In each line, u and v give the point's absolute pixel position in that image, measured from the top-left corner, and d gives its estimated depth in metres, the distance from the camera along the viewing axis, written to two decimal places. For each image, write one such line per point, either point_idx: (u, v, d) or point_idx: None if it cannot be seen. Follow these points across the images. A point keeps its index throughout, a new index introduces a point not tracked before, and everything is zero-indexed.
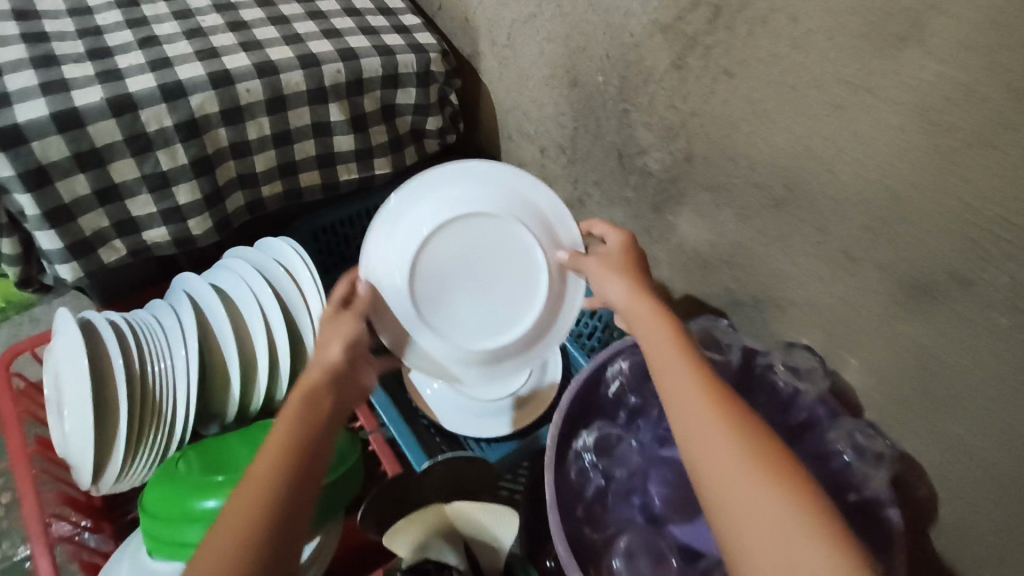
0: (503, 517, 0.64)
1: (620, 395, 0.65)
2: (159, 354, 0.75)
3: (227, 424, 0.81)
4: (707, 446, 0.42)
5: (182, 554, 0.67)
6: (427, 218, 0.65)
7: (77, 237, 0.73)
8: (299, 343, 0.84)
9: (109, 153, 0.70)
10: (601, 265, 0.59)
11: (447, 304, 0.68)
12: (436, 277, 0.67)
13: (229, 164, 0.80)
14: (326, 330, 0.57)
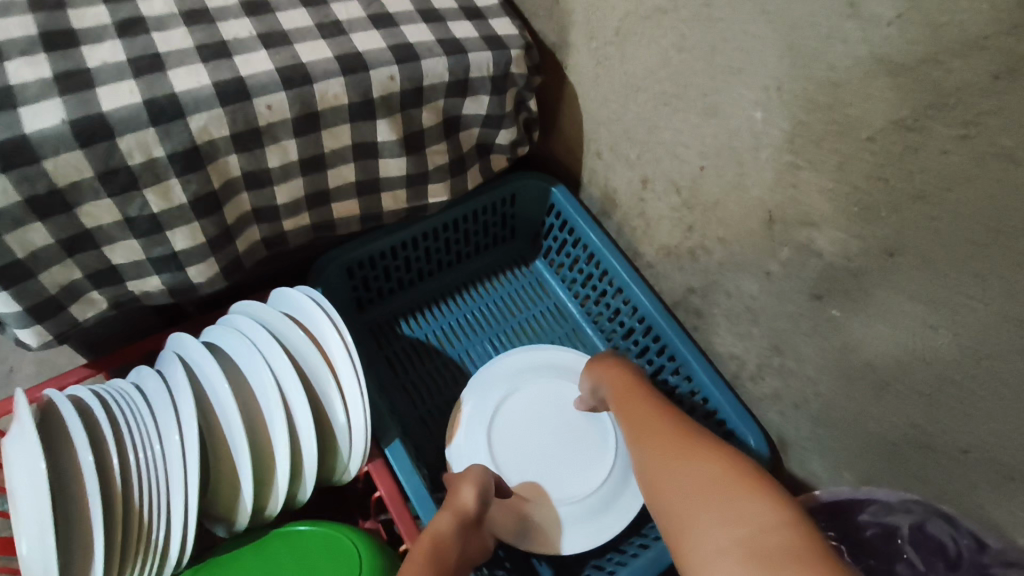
0: None
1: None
2: (146, 442, 0.58)
3: (236, 530, 0.63)
4: (651, 445, 0.52)
5: None
6: (481, 412, 0.73)
7: (39, 296, 0.54)
8: (327, 428, 0.66)
9: (76, 194, 0.51)
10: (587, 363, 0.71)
11: (546, 473, 0.70)
12: (522, 454, 0.71)
13: (243, 197, 0.60)
14: (459, 480, 0.60)
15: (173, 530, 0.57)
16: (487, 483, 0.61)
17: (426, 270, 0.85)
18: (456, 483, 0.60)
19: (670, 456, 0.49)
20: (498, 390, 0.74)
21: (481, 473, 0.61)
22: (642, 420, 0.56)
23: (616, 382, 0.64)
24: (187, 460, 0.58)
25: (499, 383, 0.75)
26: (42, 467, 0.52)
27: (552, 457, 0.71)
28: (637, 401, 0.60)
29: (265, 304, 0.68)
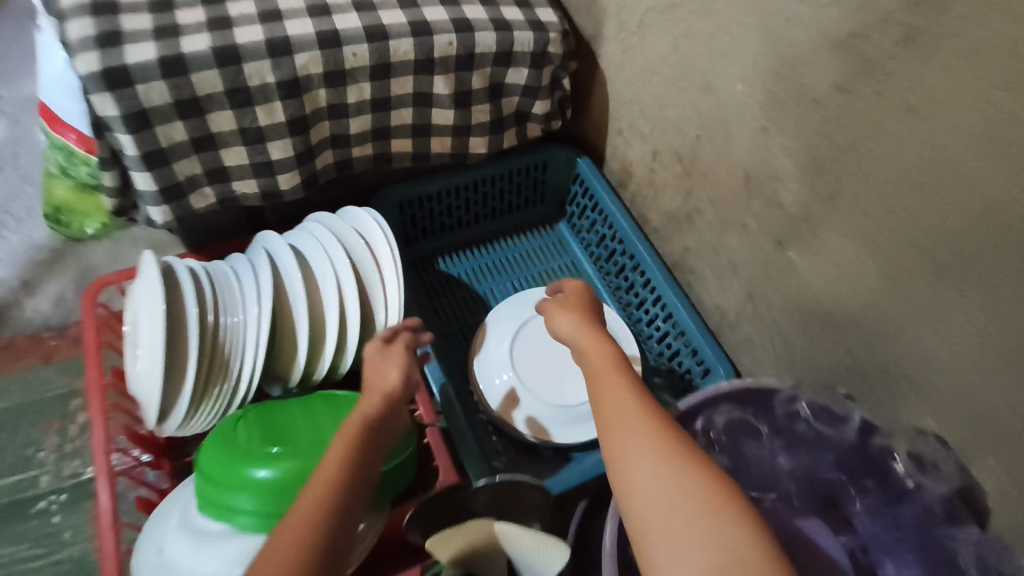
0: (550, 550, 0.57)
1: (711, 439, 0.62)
2: (232, 308, 0.74)
3: (290, 388, 0.79)
4: (614, 419, 0.48)
5: (229, 518, 0.62)
6: (500, 341, 0.87)
7: (170, 181, 0.72)
8: (371, 320, 0.81)
9: (209, 103, 0.68)
10: (556, 304, 0.62)
11: (557, 381, 0.84)
12: (534, 370, 0.85)
13: (324, 124, 0.76)
14: (373, 364, 0.62)
15: (244, 374, 0.73)
16: (401, 356, 0.62)
17: (466, 219, 0.99)
18: (371, 366, 0.61)
19: (643, 443, 0.45)
20: (513, 323, 0.88)
21: (404, 355, 0.63)
22: (606, 377, 0.52)
23: (574, 327, 0.59)
24: (260, 329, 0.73)
25: (512, 319, 0.88)
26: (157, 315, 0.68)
27: (559, 371, 0.85)
28: (601, 352, 0.55)
29: (334, 217, 0.84)
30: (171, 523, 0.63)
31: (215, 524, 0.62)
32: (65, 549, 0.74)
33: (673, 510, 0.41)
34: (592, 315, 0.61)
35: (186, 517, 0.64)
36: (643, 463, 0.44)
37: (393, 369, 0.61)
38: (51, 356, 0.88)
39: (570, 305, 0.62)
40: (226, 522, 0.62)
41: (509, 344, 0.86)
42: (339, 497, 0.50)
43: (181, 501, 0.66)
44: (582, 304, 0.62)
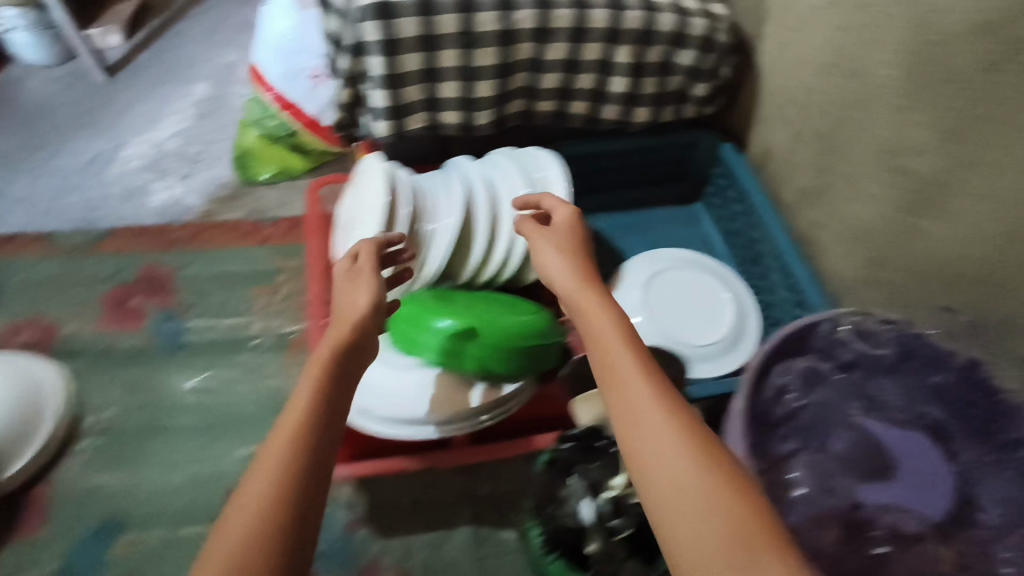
0: None
1: (831, 350, 0.67)
2: (430, 217, 0.86)
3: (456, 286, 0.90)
4: (635, 410, 0.47)
5: (414, 354, 0.76)
6: (635, 286, 0.95)
7: (397, 102, 0.89)
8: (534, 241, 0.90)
9: (441, 41, 0.85)
10: (551, 243, 0.66)
11: (684, 325, 0.92)
12: (664, 313, 0.93)
13: (520, 76, 0.91)
14: (345, 291, 0.60)
15: (428, 264, 0.85)
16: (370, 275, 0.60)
17: (615, 183, 1.10)
18: (341, 294, 0.59)
19: (679, 459, 0.44)
20: (648, 272, 0.97)
21: (372, 280, 0.60)
22: (617, 352, 0.51)
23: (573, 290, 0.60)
24: (446, 238, 0.84)
25: (646, 269, 0.97)
26: (371, 204, 0.85)
27: (687, 315, 0.93)
28: (601, 318, 0.55)
29: (521, 154, 0.92)
30: None
31: (403, 359, 0.77)
32: (266, 385, 0.89)
33: (705, 503, 0.41)
34: (580, 267, 0.63)
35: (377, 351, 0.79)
36: (659, 434, 0.45)
37: (362, 295, 0.58)
38: (268, 240, 1.05)
39: (563, 259, 0.64)
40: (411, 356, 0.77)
41: (643, 289, 0.94)
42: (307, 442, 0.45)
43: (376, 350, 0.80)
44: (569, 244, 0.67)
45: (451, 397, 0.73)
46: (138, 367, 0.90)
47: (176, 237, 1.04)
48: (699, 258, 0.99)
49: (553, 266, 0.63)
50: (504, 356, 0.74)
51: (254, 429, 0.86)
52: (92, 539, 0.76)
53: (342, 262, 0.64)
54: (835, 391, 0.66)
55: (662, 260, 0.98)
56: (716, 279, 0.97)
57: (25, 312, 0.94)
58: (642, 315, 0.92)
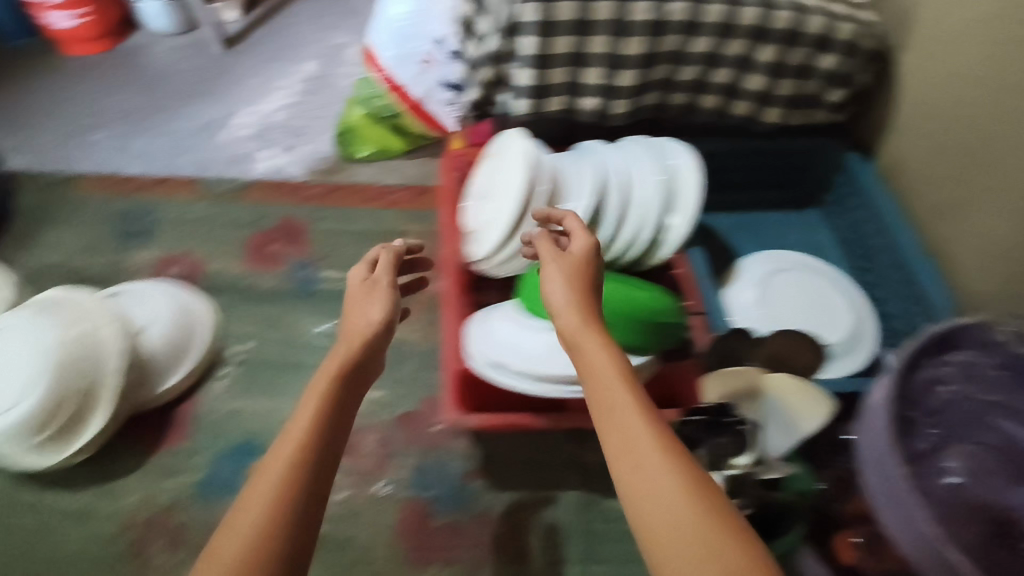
0: (811, 406, 0.71)
1: (1002, 349, 0.55)
2: (564, 195, 0.88)
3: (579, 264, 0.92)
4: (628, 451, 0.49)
5: (542, 315, 0.80)
6: (749, 283, 0.96)
7: (541, 83, 0.92)
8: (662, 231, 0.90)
9: (593, 27, 0.88)
10: (560, 260, 0.64)
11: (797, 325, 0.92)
12: (778, 312, 0.93)
13: (662, 67, 0.92)
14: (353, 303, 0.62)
15: None
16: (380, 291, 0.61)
17: (735, 184, 1.10)
18: (353, 303, 0.61)
19: (670, 502, 0.46)
20: (763, 271, 0.97)
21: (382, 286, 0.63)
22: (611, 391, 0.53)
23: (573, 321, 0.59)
24: (578, 217, 0.86)
25: (763, 267, 0.98)
26: (506, 176, 0.88)
27: (801, 317, 0.93)
28: (597, 356, 0.56)
29: (655, 145, 0.94)
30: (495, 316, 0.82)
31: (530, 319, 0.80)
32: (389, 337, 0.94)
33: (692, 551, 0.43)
34: (586, 288, 0.62)
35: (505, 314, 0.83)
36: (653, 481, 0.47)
37: (375, 307, 0.60)
38: (394, 204, 1.10)
39: (567, 280, 0.61)
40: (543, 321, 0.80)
41: (757, 287, 0.95)
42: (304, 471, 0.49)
43: (504, 310, 0.84)
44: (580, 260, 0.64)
45: None
46: (275, 307, 0.96)
47: (312, 194, 1.11)
48: (815, 262, 0.99)
49: (555, 288, 0.61)
50: (633, 328, 0.76)
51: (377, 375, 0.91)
52: (230, 456, 0.83)
53: (357, 272, 0.65)
54: (990, 389, 0.56)
55: (778, 259, 0.99)
56: (832, 285, 0.96)
57: (178, 249, 1.03)
58: (755, 313, 0.93)
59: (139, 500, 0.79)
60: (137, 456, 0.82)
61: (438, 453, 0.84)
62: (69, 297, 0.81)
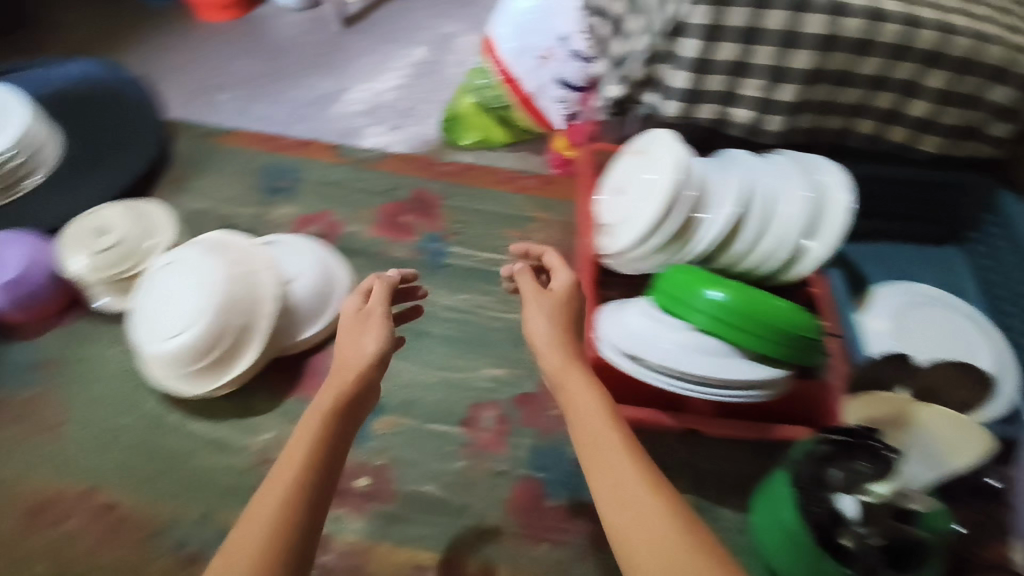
0: (964, 443, 0.69)
1: None
2: (708, 200, 0.87)
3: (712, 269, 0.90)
4: (610, 477, 0.55)
5: (678, 315, 0.80)
6: (883, 314, 0.92)
7: (697, 87, 0.92)
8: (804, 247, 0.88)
9: (762, 36, 0.87)
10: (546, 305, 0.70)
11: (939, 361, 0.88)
12: (914, 347, 0.90)
13: (824, 87, 0.91)
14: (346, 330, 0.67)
15: (697, 241, 0.86)
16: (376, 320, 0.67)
17: (874, 212, 1.06)
18: (345, 332, 0.67)
19: (652, 525, 0.50)
20: (896, 303, 0.93)
21: (376, 305, 0.69)
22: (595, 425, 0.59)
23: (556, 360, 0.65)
24: (722, 222, 0.85)
25: (897, 299, 0.94)
26: (654, 175, 0.88)
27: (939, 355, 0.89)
28: (582, 392, 0.62)
29: (806, 163, 0.91)
30: (631, 309, 0.84)
31: (665, 317, 0.81)
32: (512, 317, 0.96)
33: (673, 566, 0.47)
34: (567, 335, 0.68)
35: (643, 309, 0.83)
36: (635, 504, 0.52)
37: (371, 337, 0.66)
38: (524, 190, 1.12)
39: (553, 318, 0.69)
40: (681, 320, 0.81)
41: (892, 320, 0.92)
42: (307, 475, 0.55)
43: (637, 304, 0.85)
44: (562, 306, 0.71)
45: (724, 370, 0.76)
46: None
47: (445, 172, 1.14)
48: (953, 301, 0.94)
49: (540, 329, 0.68)
50: (772, 339, 0.76)
51: (499, 352, 0.93)
52: None
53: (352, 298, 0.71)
54: None
55: (912, 294, 0.94)
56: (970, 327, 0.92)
57: (317, 209, 1.08)
58: (894, 344, 0.89)
59: (274, 438, 0.84)
60: (273, 397, 0.87)
61: (555, 437, 0.86)
62: (234, 240, 0.86)
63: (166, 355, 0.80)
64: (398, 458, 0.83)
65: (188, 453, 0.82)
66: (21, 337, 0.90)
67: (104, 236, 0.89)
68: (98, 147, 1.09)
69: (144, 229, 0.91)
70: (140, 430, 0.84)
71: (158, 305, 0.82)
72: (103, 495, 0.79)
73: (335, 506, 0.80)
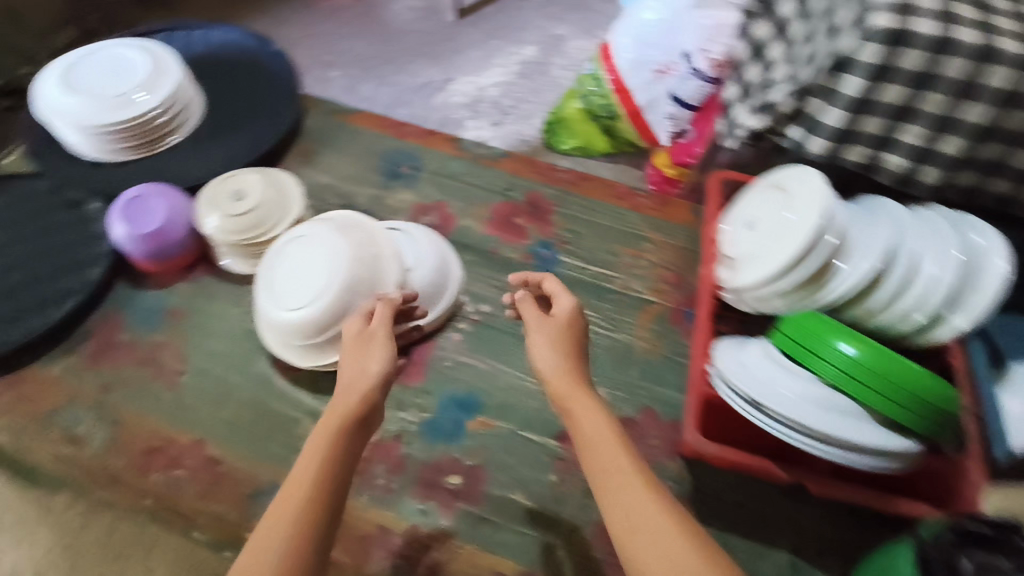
0: None
1: None
2: (850, 249, 0.82)
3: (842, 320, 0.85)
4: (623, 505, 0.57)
5: (806, 365, 0.76)
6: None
7: (852, 128, 0.88)
8: (949, 314, 0.81)
9: (937, 83, 0.83)
10: (549, 336, 0.72)
11: None
12: None
13: (995, 144, 0.86)
14: (352, 348, 0.70)
15: (831, 289, 0.82)
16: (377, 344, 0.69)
17: None
18: (350, 350, 0.70)
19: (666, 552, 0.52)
20: None
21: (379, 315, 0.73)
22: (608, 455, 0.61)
23: (562, 384, 0.68)
24: (862, 273, 0.80)
25: None
26: (793, 215, 0.84)
27: None
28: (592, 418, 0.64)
29: (961, 224, 0.86)
30: (753, 349, 0.80)
31: (789, 364, 0.78)
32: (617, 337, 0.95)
33: None
34: (572, 364, 0.70)
35: (766, 352, 0.80)
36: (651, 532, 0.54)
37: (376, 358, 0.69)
38: (639, 208, 1.10)
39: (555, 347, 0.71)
40: (807, 369, 0.77)
41: None
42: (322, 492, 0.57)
43: (760, 345, 0.81)
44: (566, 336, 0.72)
45: (854, 432, 0.72)
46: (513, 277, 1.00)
47: (561, 178, 1.13)
48: None
49: (543, 357, 0.70)
50: (909, 406, 0.72)
51: (601, 370, 0.92)
52: (455, 405, 0.87)
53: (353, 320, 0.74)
54: None
55: None
56: None
57: (434, 199, 1.09)
58: None
59: None
60: None
61: (651, 468, 0.84)
62: (361, 221, 0.88)
63: (285, 325, 0.83)
64: (492, 460, 0.83)
65: (292, 422, 0.84)
66: (152, 284, 0.95)
67: (240, 201, 0.93)
68: (238, 117, 1.16)
69: (277, 200, 0.95)
70: (249, 392, 0.87)
71: (284, 277, 0.84)
72: (210, 449, 0.82)
73: (425, 498, 0.80)
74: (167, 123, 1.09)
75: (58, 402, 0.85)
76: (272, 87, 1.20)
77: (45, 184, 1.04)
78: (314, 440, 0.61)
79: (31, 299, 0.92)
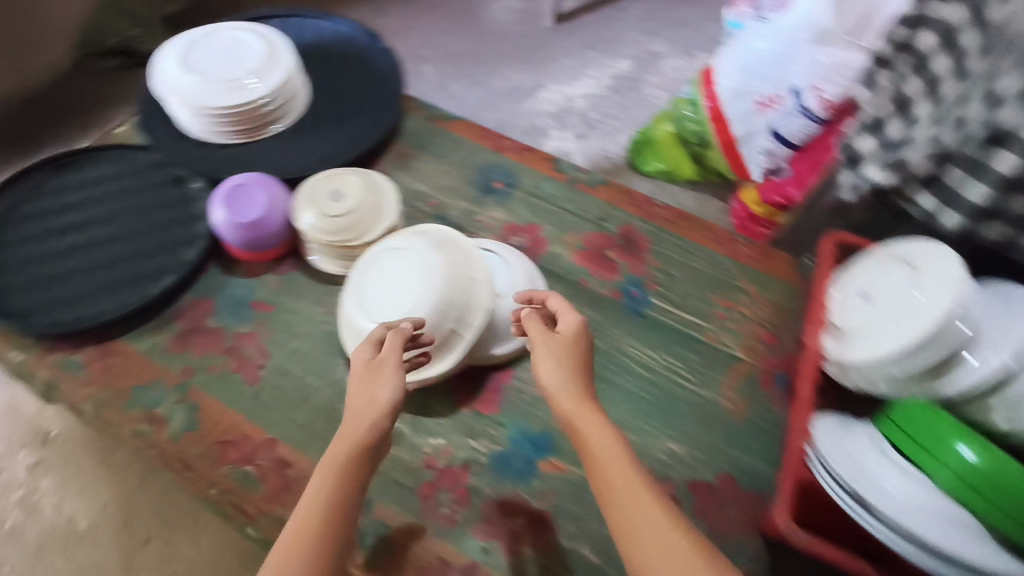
0: None
1: None
2: (980, 343, 0.75)
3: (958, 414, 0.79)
4: (626, 510, 0.63)
5: (916, 461, 0.72)
6: None
7: (996, 205, 0.82)
8: None
9: None
10: (551, 351, 0.75)
11: None
12: None
13: None
14: (362, 377, 0.72)
15: (953, 381, 0.76)
16: (389, 373, 0.71)
17: None
18: (357, 379, 0.72)
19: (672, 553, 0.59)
20: None
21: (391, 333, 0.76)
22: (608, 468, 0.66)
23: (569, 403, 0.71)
24: (990, 371, 0.74)
25: None
26: (922, 295, 0.77)
27: None
28: (594, 435, 0.68)
29: None
30: (857, 433, 0.76)
31: (897, 456, 0.73)
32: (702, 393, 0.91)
33: None
34: (576, 377, 0.73)
35: (874, 444, 0.75)
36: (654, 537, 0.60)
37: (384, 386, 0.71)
38: (737, 257, 1.04)
39: (561, 362, 0.74)
40: (917, 466, 0.72)
41: None
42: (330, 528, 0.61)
43: (864, 430, 0.77)
44: (569, 354, 0.75)
45: (971, 548, 0.65)
46: (600, 314, 0.97)
47: (658, 214, 1.09)
48: None
49: (550, 371, 0.73)
50: None
51: (682, 426, 0.88)
52: (528, 442, 0.84)
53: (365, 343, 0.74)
54: None
55: None
56: None
57: (527, 220, 1.07)
58: None
59: (445, 446, 0.83)
60: (452, 405, 0.86)
61: (724, 541, 0.80)
62: (456, 241, 0.86)
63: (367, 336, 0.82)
64: (559, 507, 0.80)
65: None
66: (243, 272, 0.96)
67: (337, 202, 0.92)
68: (340, 112, 1.16)
69: (373, 205, 0.94)
70: (325, 397, 0.86)
71: (374, 289, 0.83)
72: (281, 450, 0.82)
73: (489, 537, 0.78)
74: (273, 111, 1.10)
75: (144, 379, 0.87)
76: (377, 83, 1.20)
77: (153, 160, 1.07)
78: (324, 471, 0.65)
79: (127, 272, 0.94)
